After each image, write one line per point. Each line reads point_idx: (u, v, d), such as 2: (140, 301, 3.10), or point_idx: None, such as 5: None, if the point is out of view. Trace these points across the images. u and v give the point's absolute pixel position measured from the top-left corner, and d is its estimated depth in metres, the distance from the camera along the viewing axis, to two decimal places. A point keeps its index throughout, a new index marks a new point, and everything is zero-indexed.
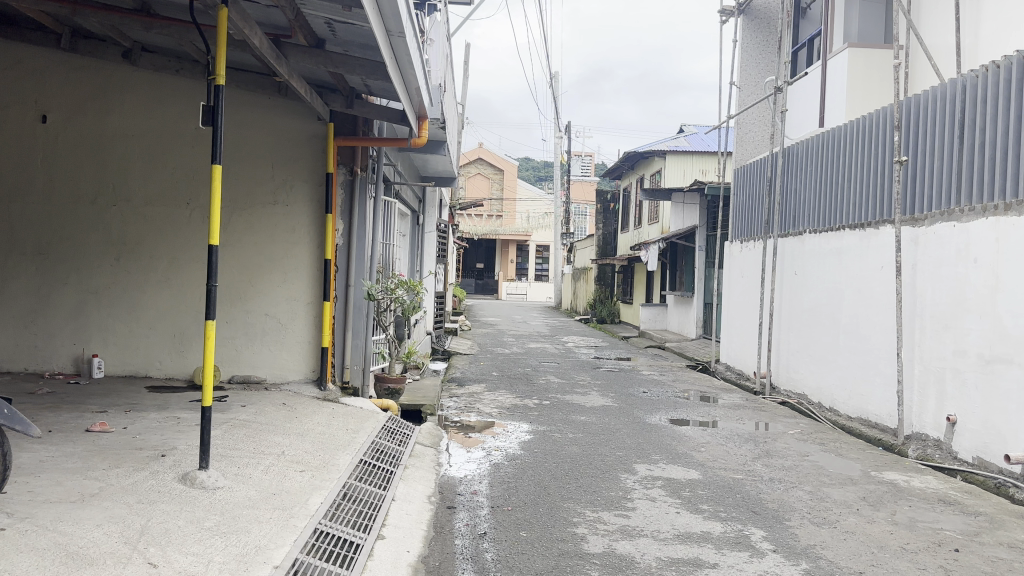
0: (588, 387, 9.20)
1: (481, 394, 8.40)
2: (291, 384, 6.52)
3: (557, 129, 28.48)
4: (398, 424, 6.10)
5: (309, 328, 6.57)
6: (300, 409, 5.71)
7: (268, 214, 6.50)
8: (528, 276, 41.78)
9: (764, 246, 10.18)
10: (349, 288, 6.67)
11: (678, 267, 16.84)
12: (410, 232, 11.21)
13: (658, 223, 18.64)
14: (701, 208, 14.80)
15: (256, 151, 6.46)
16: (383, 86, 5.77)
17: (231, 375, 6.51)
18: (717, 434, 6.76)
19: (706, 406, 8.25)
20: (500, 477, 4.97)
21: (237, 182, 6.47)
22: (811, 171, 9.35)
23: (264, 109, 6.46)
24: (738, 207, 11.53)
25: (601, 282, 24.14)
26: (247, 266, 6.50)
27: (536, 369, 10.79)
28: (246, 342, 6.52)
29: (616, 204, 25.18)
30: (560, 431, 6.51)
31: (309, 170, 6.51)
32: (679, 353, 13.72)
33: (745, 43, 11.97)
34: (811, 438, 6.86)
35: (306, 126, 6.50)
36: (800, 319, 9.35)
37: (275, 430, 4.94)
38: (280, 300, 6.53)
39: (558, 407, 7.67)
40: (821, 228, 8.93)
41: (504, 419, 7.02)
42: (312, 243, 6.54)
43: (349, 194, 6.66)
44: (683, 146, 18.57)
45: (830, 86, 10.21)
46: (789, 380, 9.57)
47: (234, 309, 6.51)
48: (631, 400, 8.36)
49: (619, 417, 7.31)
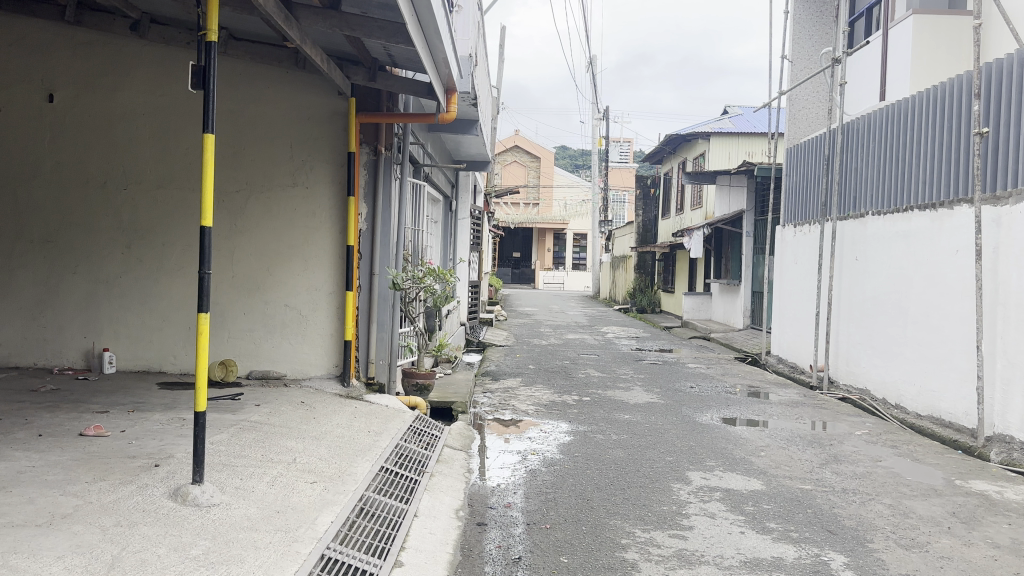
0: (631, 381, 8.62)
1: (517, 389, 7.88)
2: (312, 380, 6.06)
3: (595, 112, 27.69)
4: (426, 424, 5.59)
5: (330, 319, 6.08)
6: (320, 407, 5.23)
7: (287, 198, 6.04)
8: (565, 265, 41.14)
9: (821, 230, 9.51)
10: (373, 277, 6.15)
11: (724, 254, 16.15)
12: (441, 218, 10.71)
13: (701, 208, 17.92)
14: (749, 192, 14.06)
15: (275, 129, 6.02)
16: (406, 51, 5.25)
17: (249, 371, 6.08)
18: (777, 436, 6.14)
19: (761, 403, 7.62)
20: (537, 487, 4.44)
21: (255, 162, 6.03)
22: (875, 148, 8.64)
23: (282, 84, 6.01)
24: (792, 189, 10.83)
25: (641, 270, 23.42)
26: (265, 254, 6.06)
27: (575, 362, 10.24)
28: (265, 335, 6.08)
29: (656, 190, 24.41)
30: (603, 432, 5.95)
31: (330, 149, 6.02)
32: (726, 344, 13.06)
33: (798, 14, 11.19)
34: (881, 441, 6.20)
35: (326, 101, 6.01)
36: (862, 308, 8.66)
37: (289, 433, 4.47)
38: (302, 290, 6.07)
39: (599, 404, 7.11)
40: (885, 210, 8.26)
41: (541, 418, 6.48)
42: (334, 227, 6.05)
43: (373, 174, 6.12)
44: (728, 128, 17.78)
45: (892, 57, 9.43)
46: (849, 375, 8.88)
47: (252, 300, 6.08)
48: (677, 396, 7.77)
49: (666, 416, 6.72)
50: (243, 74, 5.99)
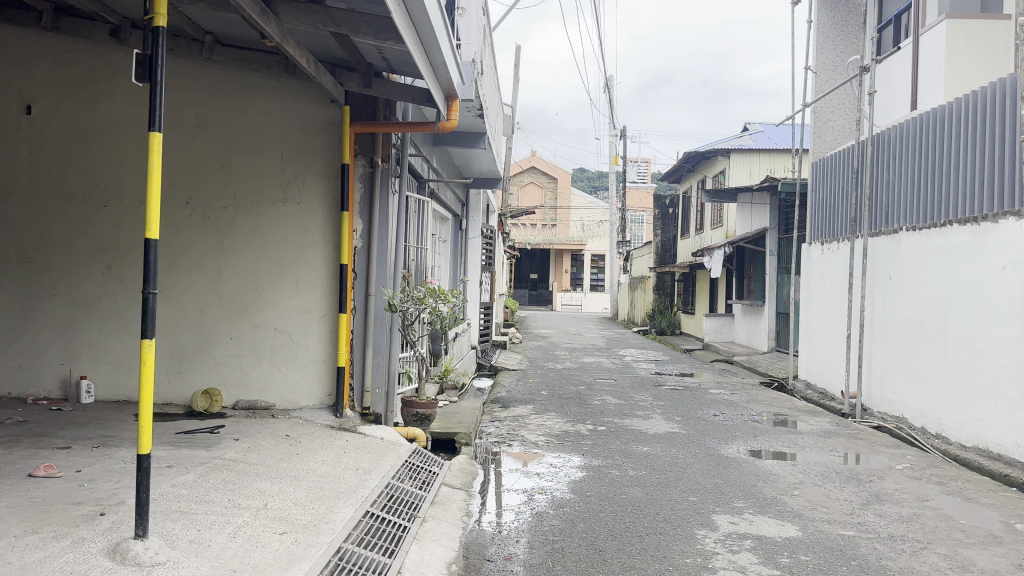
0: (649, 409, 8.09)
1: (527, 417, 7.38)
2: (303, 410, 5.60)
3: (612, 130, 27.24)
4: (424, 459, 5.12)
5: (323, 344, 5.64)
6: (306, 441, 4.77)
7: (277, 215, 5.63)
8: (583, 287, 40.58)
9: (851, 247, 8.97)
10: (369, 298, 5.70)
11: (746, 274, 15.59)
12: (449, 237, 10.30)
13: (722, 227, 17.40)
14: (771, 210, 13.53)
15: (265, 141, 5.62)
16: (400, 52, 4.85)
17: (235, 401, 5.63)
18: (810, 472, 5.59)
19: (791, 433, 7.06)
20: (543, 535, 3.93)
21: (244, 177, 5.64)
22: (909, 160, 8.12)
23: (273, 93, 5.62)
24: (819, 205, 10.31)
25: (660, 292, 22.85)
26: (254, 273, 5.64)
27: (591, 387, 9.72)
28: (253, 362, 5.65)
29: (675, 209, 23.92)
30: (618, 467, 5.43)
31: (323, 161, 5.61)
32: (749, 368, 12.49)
33: (823, 24, 10.78)
34: (926, 476, 5.63)
35: (319, 111, 5.61)
36: (897, 329, 8.09)
37: (265, 473, 4.01)
38: (293, 313, 5.64)
39: (615, 435, 6.59)
40: (921, 225, 7.74)
41: (552, 450, 5.97)
42: (327, 245, 5.63)
43: (369, 189, 5.68)
44: (748, 144, 17.27)
45: (923, 65, 8.92)
46: (884, 402, 8.30)
47: (240, 324, 5.65)
48: (699, 425, 7.23)
49: (688, 448, 6.20)
50: (231, 83, 5.63)
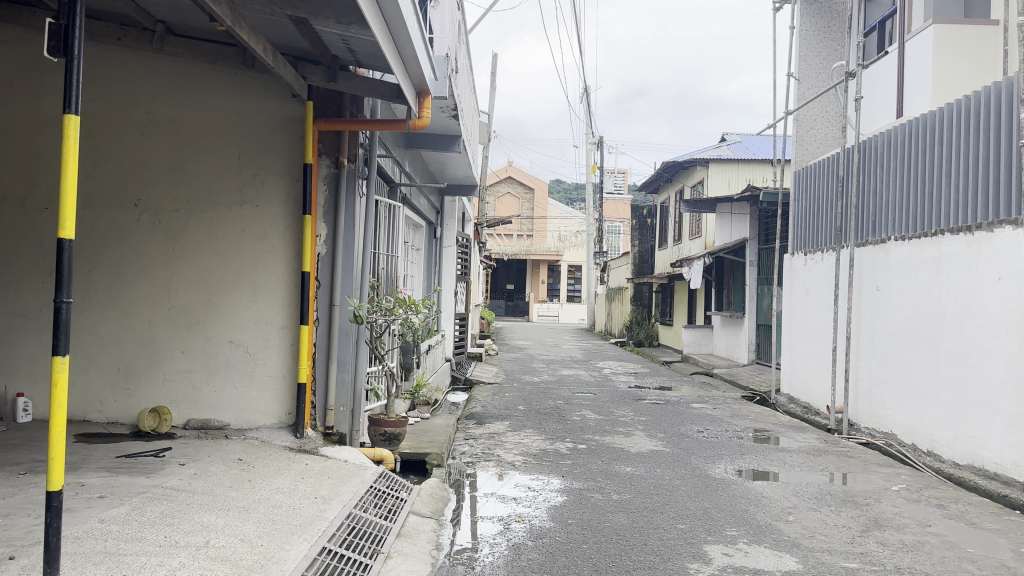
0: (630, 425, 7.74)
1: (503, 435, 7.00)
2: (260, 430, 5.17)
3: (590, 139, 26.98)
4: (391, 484, 4.71)
5: (283, 359, 5.22)
6: (260, 466, 4.35)
7: (234, 219, 5.22)
8: (560, 298, 40.27)
9: (837, 257, 8.71)
10: (333, 309, 5.29)
11: (725, 285, 15.35)
12: (423, 245, 9.91)
13: (701, 237, 17.17)
14: (752, 219, 13.30)
15: (222, 139, 5.23)
16: (367, 42, 4.48)
17: (187, 420, 5.20)
18: (803, 494, 5.26)
19: (779, 451, 6.74)
20: (521, 571, 3.55)
21: (199, 177, 5.23)
22: (898, 167, 7.89)
23: (231, 87, 5.23)
24: (802, 214, 10.07)
25: (638, 303, 22.58)
26: (208, 282, 5.23)
27: (569, 402, 9.36)
28: (206, 378, 5.22)
29: (652, 219, 23.69)
30: (601, 491, 5.06)
31: (284, 161, 5.21)
32: (730, 381, 12.20)
33: (805, 30, 10.60)
34: (924, 499, 5.32)
35: (280, 107, 5.22)
36: (886, 342, 7.83)
37: (210, 504, 3.60)
38: (249, 325, 5.22)
39: (596, 454, 6.22)
40: (911, 234, 7.49)
41: (530, 471, 5.58)
42: (288, 251, 5.23)
43: (334, 191, 5.28)
44: (726, 154, 17.07)
45: (910, 70, 8.72)
46: (872, 417, 8.03)
47: (192, 337, 5.23)
48: (684, 442, 6.89)
49: (673, 468, 5.85)
50: (186, 76, 5.22)
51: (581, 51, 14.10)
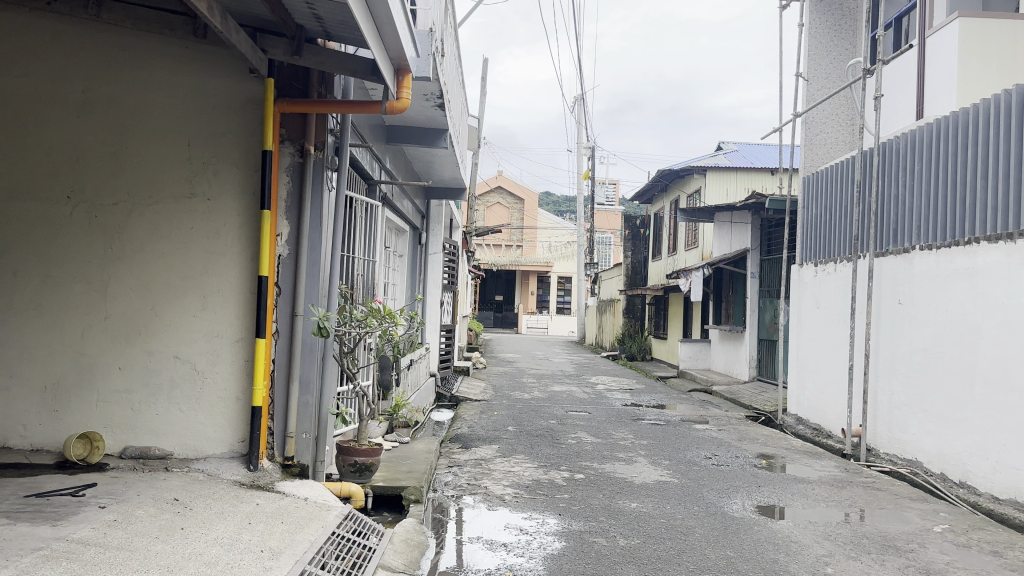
0: (631, 450, 7.04)
1: (491, 461, 6.29)
2: (208, 461, 4.44)
3: (582, 147, 26.40)
4: (358, 528, 3.98)
5: (237, 378, 4.49)
6: (199, 510, 3.61)
7: (182, 214, 4.51)
8: (549, 310, 39.59)
9: (855, 268, 8.07)
10: (295, 320, 4.56)
11: (724, 297, 14.70)
12: (406, 251, 9.21)
13: (698, 248, 16.54)
14: (753, 229, 12.69)
15: (169, 123, 4.52)
16: (335, 4, 3.78)
17: (124, 448, 4.45)
18: (836, 539, 4.56)
19: (799, 483, 6.05)
20: None
21: (142, 165, 4.51)
22: (925, 170, 7.24)
23: (180, 63, 4.53)
24: (813, 222, 9.43)
25: (630, 315, 21.92)
26: (150, 288, 4.50)
27: (563, 422, 8.64)
28: (147, 399, 4.48)
29: (646, 230, 23.09)
30: (604, 534, 4.35)
31: (240, 149, 4.51)
32: (732, 400, 11.53)
33: (814, 28, 10.01)
34: (975, 544, 4.62)
35: (236, 86, 4.52)
36: (911, 360, 7.17)
37: (122, 565, 2.85)
38: (197, 337, 4.50)
39: (596, 486, 5.51)
40: (940, 243, 6.86)
41: (522, 507, 4.85)
42: (244, 253, 4.51)
43: (298, 184, 4.58)
44: (724, 162, 16.48)
45: (932, 68, 8.13)
46: (894, 442, 7.36)
47: (131, 351, 4.49)
48: (692, 471, 6.20)
49: (683, 503, 5.15)
50: (129, 49, 4.51)
51: (578, 37, 13.53)
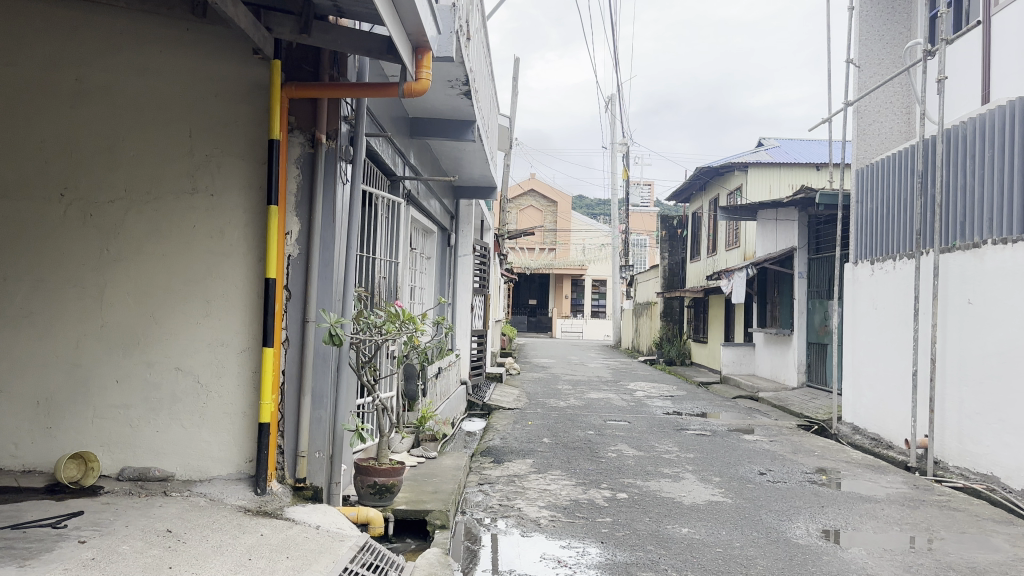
0: (677, 464, 6.51)
1: (526, 477, 5.81)
2: (212, 483, 4.02)
3: (616, 148, 25.85)
4: (375, 562, 3.52)
5: (243, 391, 4.08)
6: (193, 544, 3.18)
7: (183, 213, 4.11)
8: (584, 313, 39.01)
9: (918, 266, 7.43)
10: (305, 327, 4.13)
11: (769, 299, 14.06)
12: (435, 253, 8.79)
13: (739, 247, 15.92)
14: (800, 227, 12.08)
15: (168, 111, 4.12)
16: None
17: (123, 468, 4.06)
18: (918, 572, 4.00)
19: (865, 503, 5.47)
20: None
21: (139, 159, 4.12)
22: (996, 157, 6.57)
23: (179, 47, 4.13)
24: (868, 218, 8.81)
25: (667, 318, 21.30)
26: (149, 293, 4.11)
27: (601, 432, 8.13)
28: (146, 415, 4.08)
29: (683, 230, 22.44)
30: (653, 567, 3.84)
31: (245, 140, 4.11)
32: (780, 407, 10.91)
33: (865, 12, 9.40)
34: None
35: (240, 71, 4.12)
36: (983, 365, 6.53)
37: None
38: (201, 347, 4.09)
39: (642, 507, 5.00)
40: (1016, 236, 6.19)
41: (560, 534, 4.35)
42: (250, 253, 4.10)
43: (309, 177, 4.15)
44: (766, 159, 15.84)
45: (999, 48, 7.49)
46: (966, 455, 6.72)
47: (129, 363, 4.09)
48: (745, 489, 5.66)
49: (739, 527, 4.62)
50: (125, 33, 4.13)
51: (613, 32, 13.04)
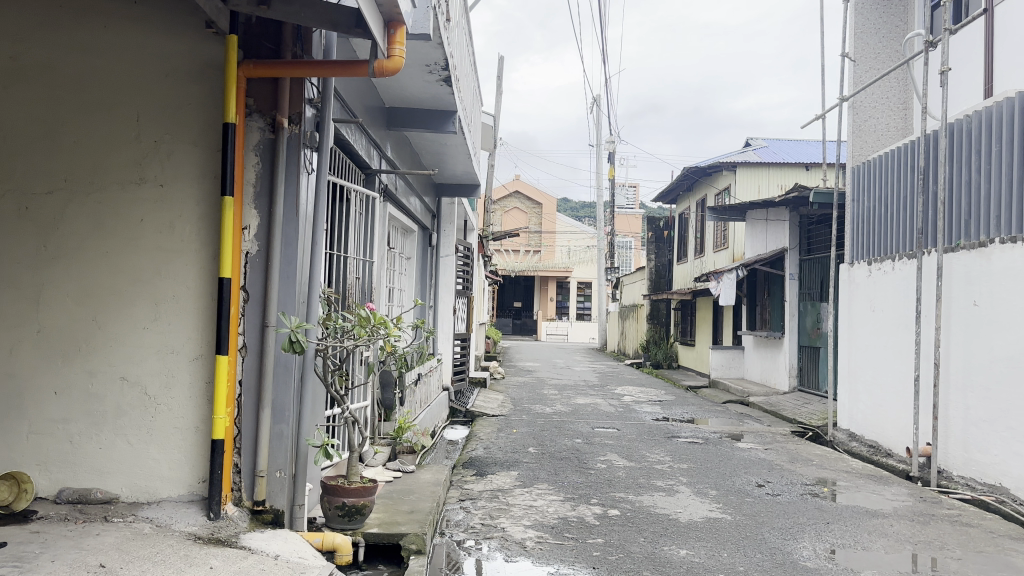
0: (670, 475, 6.16)
1: (510, 492, 5.43)
2: (160, 507, 3.61)
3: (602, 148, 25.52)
4: None
5: (194, 405, 3.67)
6: None
7: (129, 206, 3.70)
8: (569, 316, 38.66)
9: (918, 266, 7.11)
10: (265, 332, 3.72)
11: (758, 302, 13.77)
12: (415, 253, 8.39)
13: (728, 249, 15.62)
14: (791, 228, 11.78)
15: (114, 94, 3.71)
16: None
17: (61, 490, 3.64)
18: None
19: (871, 518, 5.14)
20: None
21: (82, 146, 3.71)
22: (1003, 151, 6.22)
23: (125, 21, 3.72)
24: (865, 216, 8.49)
25: (654, 321, 20.98)
26: (91, 294, 3.69)
27: (589, 441, 7.76)
28: (87, 431, 3.66)
29: (669, 231, 22.15)
30: None
31: (198, 126, 3.70)
32: (772, 412, 10.60)
33: (860, 5, 9.11)
34: None
35: (192, 49, 3.71)
36: (990, 371, 6.22)
37: None
38: (149, 355, 3.68)
39: (634, 525, 4.64)
40: None
41: (548, 559, 3.97)
42: (203, 251, 3.69)
43: (269, 166, 3.75)
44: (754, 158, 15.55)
45: (1003, 40, 7.20)
46: (971, 464, 6.41)
47: (69, 372, 3.68)
48: (743, 503, 5.31)
49: (741, 548, 4.27)
50: (63, 6, 3.70)
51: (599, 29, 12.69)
